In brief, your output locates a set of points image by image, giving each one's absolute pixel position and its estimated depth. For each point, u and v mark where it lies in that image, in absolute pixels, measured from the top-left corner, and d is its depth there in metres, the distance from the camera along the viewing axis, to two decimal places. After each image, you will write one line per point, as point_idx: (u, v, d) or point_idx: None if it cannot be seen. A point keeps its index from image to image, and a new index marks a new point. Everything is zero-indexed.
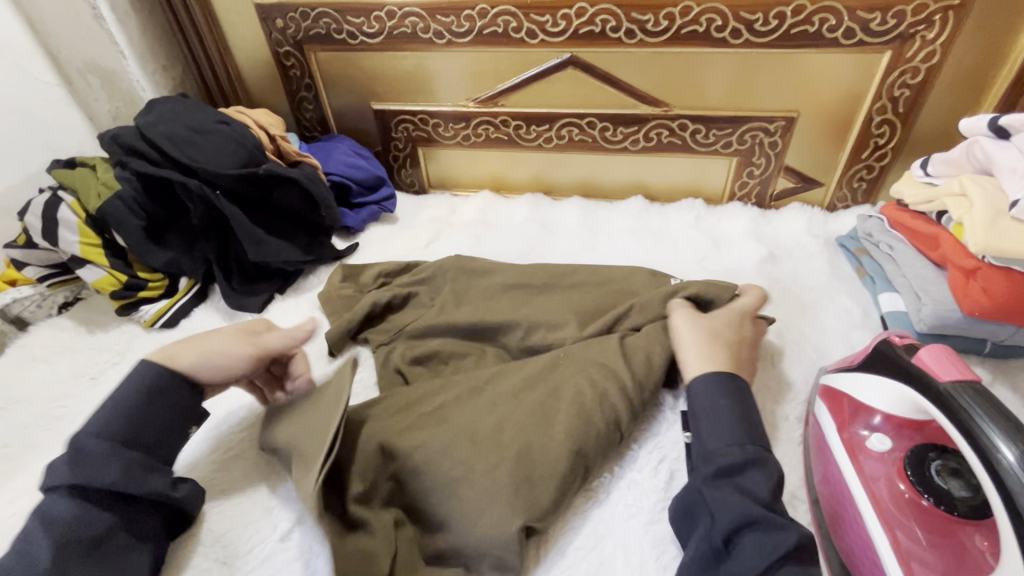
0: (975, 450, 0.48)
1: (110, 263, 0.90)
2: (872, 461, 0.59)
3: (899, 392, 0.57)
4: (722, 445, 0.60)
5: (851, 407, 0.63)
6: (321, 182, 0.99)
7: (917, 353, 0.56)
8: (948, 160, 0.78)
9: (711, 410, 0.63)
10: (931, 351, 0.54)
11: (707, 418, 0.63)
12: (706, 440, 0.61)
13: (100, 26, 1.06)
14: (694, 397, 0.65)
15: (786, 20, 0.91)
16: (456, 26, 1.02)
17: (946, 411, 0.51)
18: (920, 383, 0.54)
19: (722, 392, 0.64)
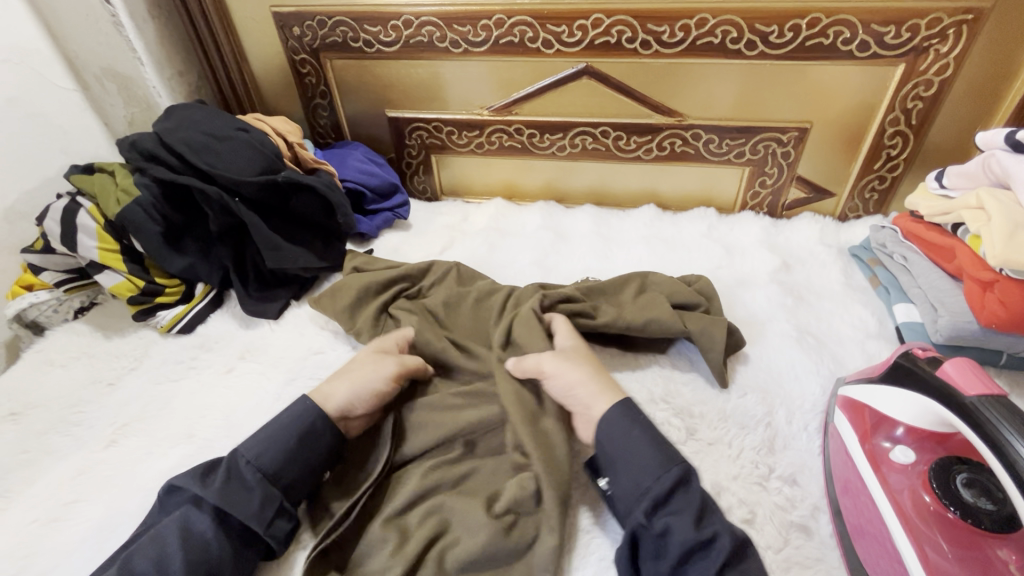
0: (1004, 465, 0.48)
1: (128, 269, 0.91)
2: (896, 474, 0.60)
3: (921, 405, 0.58)
4: (651, 472, 0.59)
5: (874, 419, 0.64)
6: (338, 189, 1.00)
7: (941, 366, 0.57)
8: (965, 173, 0.79)
9: (625, 439, 0.63)
10: (956, 365, 0.55)
11: (619, 450, 0.62)
12: (627, 474, 0.61)
13: (119, 33, 1.08)
14: (603, 437, 0.64)
15: (801, 33, 0.92)
16: (473, 36, 1.03)
17: (972, 425, 0.52)
18: (945, 397, 0.55)
19: (625, 426, 0.63)
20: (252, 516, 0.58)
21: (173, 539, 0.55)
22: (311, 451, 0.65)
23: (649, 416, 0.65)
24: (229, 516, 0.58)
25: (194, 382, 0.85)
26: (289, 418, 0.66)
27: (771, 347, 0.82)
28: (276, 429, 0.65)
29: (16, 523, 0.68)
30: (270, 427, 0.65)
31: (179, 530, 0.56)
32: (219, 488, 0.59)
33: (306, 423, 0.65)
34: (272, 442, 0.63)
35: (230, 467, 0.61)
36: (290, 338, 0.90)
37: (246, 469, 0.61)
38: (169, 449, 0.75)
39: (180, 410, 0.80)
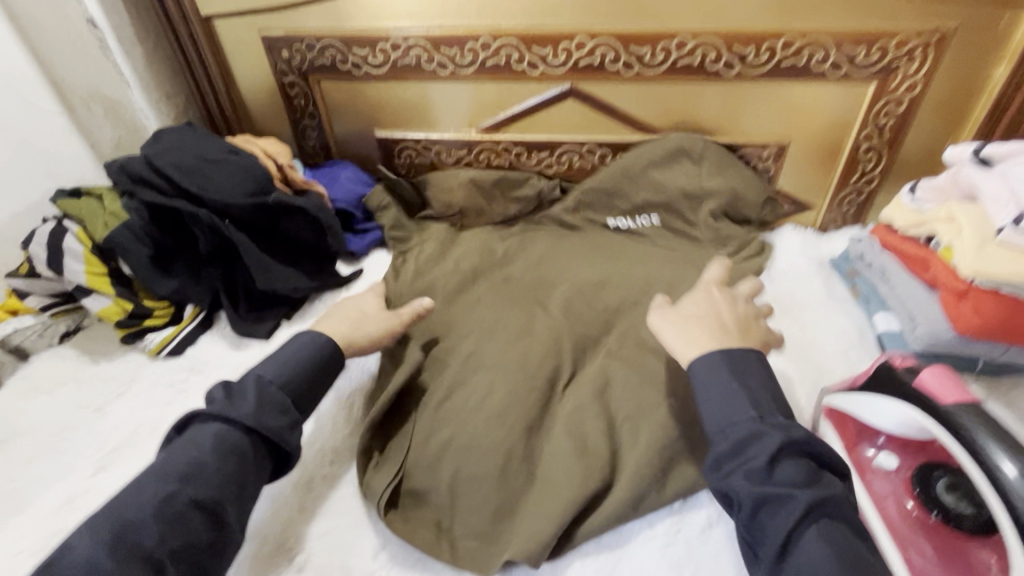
0: (986, 477, 0.49)
1: (116, 291, 0.90)
2: (880, 481, 0.62)
3: (903, 413, 0.59)
4: (726, 423, 0.59)
5: (857, 427, 0.66)
6: (328, 210, 1.00)
7: (919, 375, 0.59)
8: (935, 187, 0.82)
9: (710, 384, 0.62)
10: (933, 373, 0.57)
11: (706, 400, 0.61)
12: (710, 419, 0.60)
13: (107, 57, 1.06)
14: (695, 377, 0.63)
15: (776, 54, 0.95)
16: (460, 58, 1.05)
17: (950, 432, 0.53)
18: (924, 404, 0.57)
19: (717, 379, 0.62)
20: (273, 429, 0.64)
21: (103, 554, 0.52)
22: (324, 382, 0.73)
23: (750, 364, 0.62)
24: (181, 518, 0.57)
25: (184, 406, 0.84)
26: (305, 353, 0.72)
27: None
28: (293, 359, 0.71)
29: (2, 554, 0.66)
30: (279, 356, 0.72)
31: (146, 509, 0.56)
32: (239, 405, 0.64)
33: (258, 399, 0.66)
34: (290, 365, 0.70)
35: (260, 393, 0.66)
36: None
37: (269, 389, 0.67)
38: None
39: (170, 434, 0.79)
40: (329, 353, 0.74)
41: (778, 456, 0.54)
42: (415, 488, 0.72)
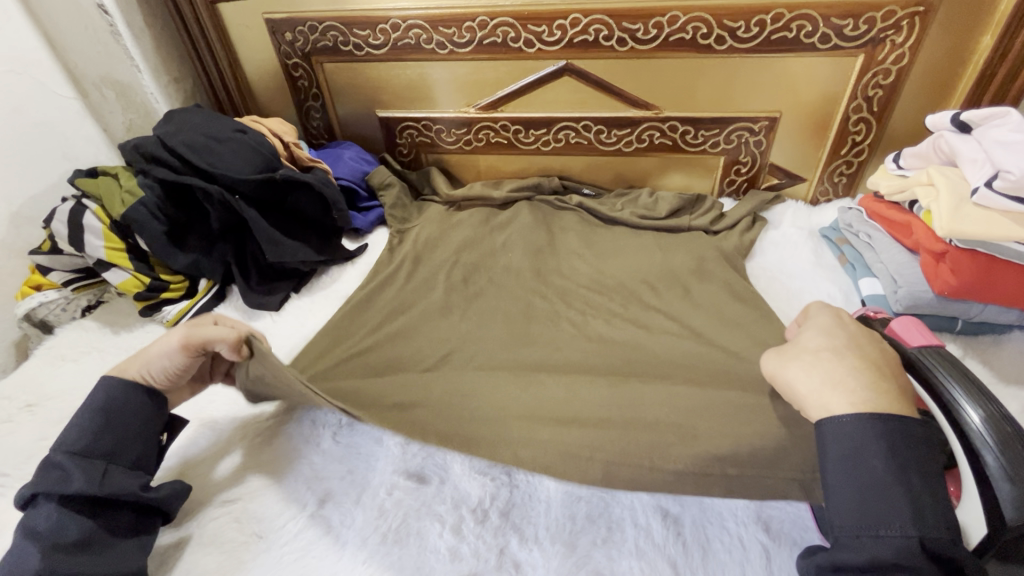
0: (946, 415, 0.53)
1: (134, 266, 0.95)
2: None
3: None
4: (860, 483, 0.50)
5: None
6: (333, 186, 1.04)
7: (889, 326, 0.64)
8: (918, 153, 0.84)
9: (852, 449, 0.52)
10: (901, 322, 0.62)
11: (840, 485, 0.51)
12: (842, 513, 0.50)
13: (116, 41, 1.11)
14: (829, 445, 0.53)
15: (765, 27, 0.98)
16: (458, 37, 1.08)
17: (913, 374, 0.58)
18: (891, 351, 0.61)
19: (867, 449, 0.51)
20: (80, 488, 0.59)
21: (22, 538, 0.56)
22: (127, 416, 0.66)
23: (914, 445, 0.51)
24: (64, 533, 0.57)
25: None
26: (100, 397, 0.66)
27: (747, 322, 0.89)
28: (93, 410, 0.65)
29: None
30: (78, 413, 0.65)
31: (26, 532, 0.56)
32: (34, 482, 0.59)
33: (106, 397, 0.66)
34: (92, 424, 0.64)
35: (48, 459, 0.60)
36: (291, 328, 0.95)
37: (54, 455, 0.61)
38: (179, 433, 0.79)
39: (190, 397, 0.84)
40: (123, 391, 0.67)
41: None
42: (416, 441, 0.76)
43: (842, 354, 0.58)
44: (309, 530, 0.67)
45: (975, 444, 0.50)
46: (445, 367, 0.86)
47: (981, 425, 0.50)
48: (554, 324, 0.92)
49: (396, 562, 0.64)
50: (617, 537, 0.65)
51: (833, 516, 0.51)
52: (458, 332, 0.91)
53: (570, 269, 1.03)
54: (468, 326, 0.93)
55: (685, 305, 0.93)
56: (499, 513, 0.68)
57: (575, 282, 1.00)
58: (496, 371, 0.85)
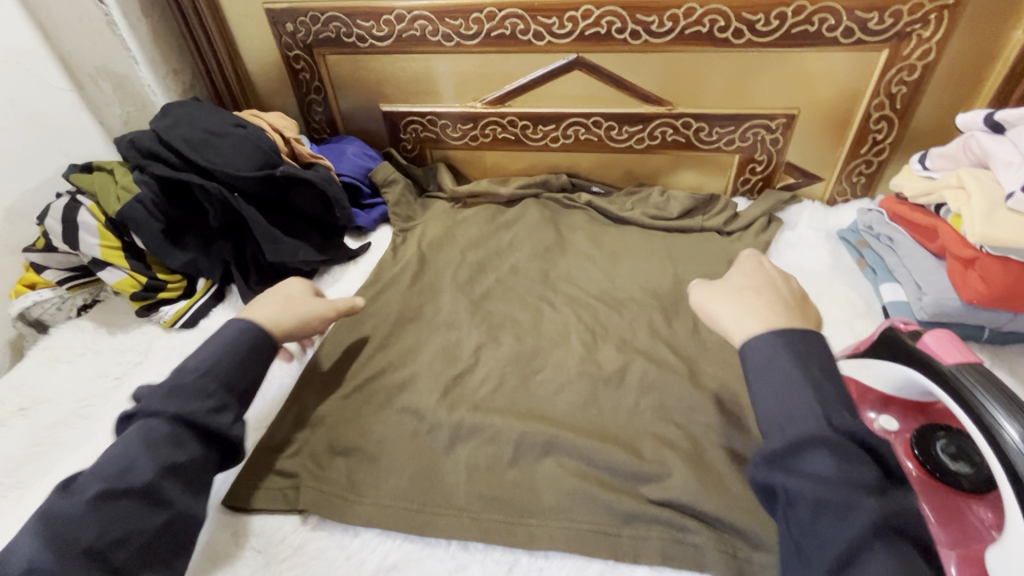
0: (984, 434, 0.50)
1: (130, 265, 0.92)
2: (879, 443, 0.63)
3: (903, 375, 0.60)
4: (784, 415, 0.54)
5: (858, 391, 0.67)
6: (335, 183, 1.00)
7: (921, 338, 0.59)
8: (946, 154, 0.81)
9: (770, 372, 0.57)
10: (935, 337, 0.57)
11: (765, 393, 0.57)
12: (769, 413, 0.56)
13: (112, 32, 1.07)
14: (751, 360, 0.59)
15: (786, 20, 0.94)
16: (465, 29, 1.04)
17: (949, 392, 0.54)
18: (924, 366, 0.57)
19: (785, 363, 0.57)
20: (197, 413, 0.63)
21: (137, 441, 0.60)
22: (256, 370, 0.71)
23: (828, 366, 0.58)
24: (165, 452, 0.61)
25: None
26: (240, 341, 0.71)
27: None
28: (222, 350, 0.70)
29: (31, 512, 0.70)
30: (212, 346, 0.70)
31: (141, 437, 0.61)
32: (164, 399, 0.64)
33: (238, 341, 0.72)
34: (215, 352, 0.70)
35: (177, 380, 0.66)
36: None
37: (188, 378, 0.66)
38: None
39: None
40: (263, 342, 0.73)
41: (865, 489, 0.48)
42: (420, 452, 0.74)
43: (760, 293, 0.66)
44: (310, 544, 0.65)
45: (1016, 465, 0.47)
46: (450, 374, 0.83)
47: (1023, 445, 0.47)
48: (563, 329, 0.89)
49: None
50: (630, 555, 0.62)
51: (762, 416, 0.57)
52: (465, 336, 0.89)
53: (580, 271, 1.00)
54: (477, 331, 0.90)
55: (698, 310, 0.91)
56: (506, 529, 0.65)
57: (584, 285, 0.97)
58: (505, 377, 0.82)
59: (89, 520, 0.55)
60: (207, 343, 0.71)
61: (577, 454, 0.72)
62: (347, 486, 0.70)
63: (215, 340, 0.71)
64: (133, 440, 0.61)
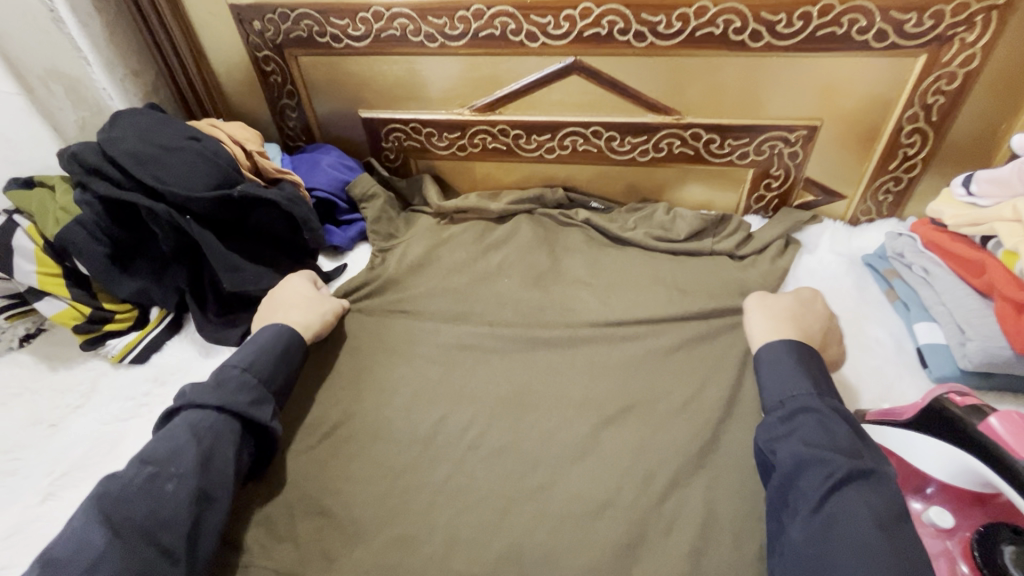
0: None
1: (72, 294, 0.82)
2: (930, 538, 0.56)
3: (961, 462, 0.54)
4: (784, 394, 0.65)
5: (905, 473, 0.60)
6: (304, 202, 0.90)
7: (986, 420, 0.52)
8: (997, 179, 0.70)
9: (778, 367, 0.68)
10: (1004, 421, 0.51)
11: (766, 374, 0.69)
12: (768, 393, 0.67)
13: (59, 29, 0.97)
14: (763, 353, 0.71)
15: (811, 21, 0.83)
16: (449, 29, 0.94)
17: (1018, 487, 0.48)
18: (992, 456, 0.50)
19: (782, 357, 0.69)
20: (240, 406, 0.66)
21: (182, 431, 0.62)
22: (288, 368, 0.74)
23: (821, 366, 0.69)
24: (203, 434, 0.62)
25: (146, 420, 0.77)
26: (278, 339, 0.75)
27: None
28: (272, 347, 0.74)
29: None
30: (255, 344, 0.73)
31: (187, 427, 0.62)
32: (211, 391, 0.66)
33: (283, 343, 0.75)
34: (265, 355, 0.72)
35: (223, 373, 0.68)
36: None
37: (234, 372, 0.69)
38: None
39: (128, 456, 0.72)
40: (295, 342, 0.77)
41: (858, 490, 0.54)
42: (392, 520, 0.66)
43: (782, 320, 0.75)
44: None
45: None
46: (428, 423, 0.74)
47: None
48: (555, 370, 0.80)
49: None
50: None
51: (773, 403, 0.65)
52: (447, 378, 0.80)
53: (575, 300, 0.90)
54: (462, 371, 0.81)
55: (707, 349, 0.81)
56: None
57: (581, 318, 0.87)
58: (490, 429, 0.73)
59: (139, 498, 0.56)
60: (256, 340, 0.74)
61: (570, 526, 0.64)
62: (312, 562, 0.63)
63: (263, 342, 0.74)
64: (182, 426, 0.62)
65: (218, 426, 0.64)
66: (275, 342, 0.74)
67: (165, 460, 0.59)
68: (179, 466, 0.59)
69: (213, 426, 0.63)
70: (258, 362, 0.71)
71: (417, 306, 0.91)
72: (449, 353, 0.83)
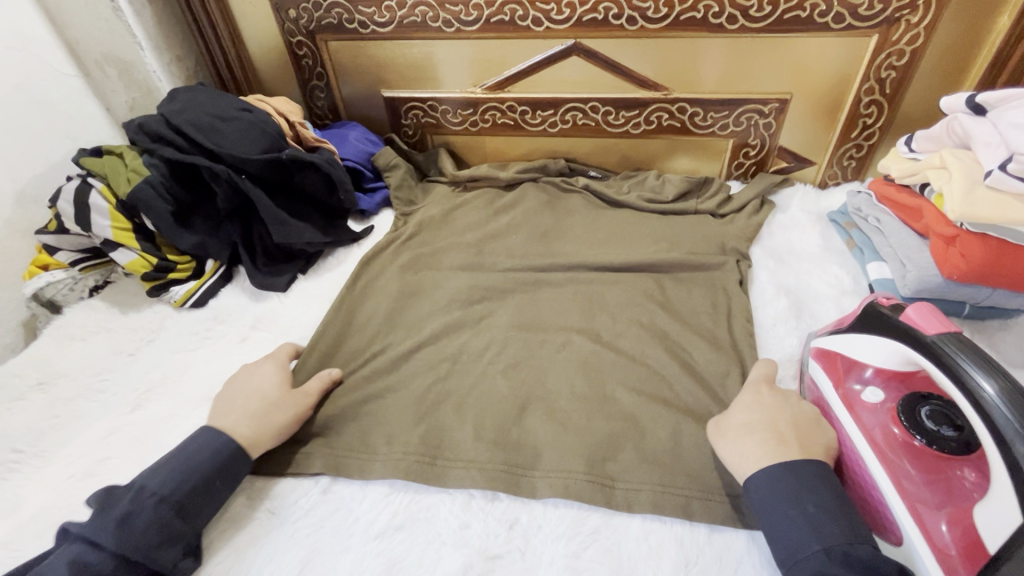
0: (968, 400, 0.51)
1: (141, 246, 0.95)
2: (867, 412, 0.66)
3: (888, 347, 0.63)
4: (790, 550, 0.55)
5: (845, 364, 0.70)
6: (339, 167, 1.03)
7: (904, 312, 0.62)
8: (931, 136, 0.83)
9: (773, 497, 0.58)
10: (917, 309, 0.60)
11: (762, 517, 0.59)
12: (774, 547, 0.57)
13: (118, 18, 1.09)
14: (753, 493, 0.60)
15: (779, 6, 0.96)
16: (465, 15, 1.06)
17: (936, 362, 0.55)
18: (910, 339, 0.59)
19: (784, 494, 0.58)
20: (144, 550, 0.57)
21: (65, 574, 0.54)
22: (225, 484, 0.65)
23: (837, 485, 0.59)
24: None
25: (210, 351, 0.90)
26: (205, 452, 0.66)
27: (760, 306, 0.91)
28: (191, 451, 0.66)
29: (54, 479, 0.73)
30: (173, 457, 0.65)
31: (71, 566, 0.55)
32: (111, 529, 0.57)
33: (211, 458, 0.65)
34: (180, 473, 0.63)
35: (136, 499, 0.60)
36: (298, 309, 0.96)
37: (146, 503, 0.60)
38: (190, 412, 0.80)
39: (198, 377, 0.85)
40: (233, 454, 0.67)
41: None
42: (427, 416, 0.77)
43: (756, 430, 0.64)
44: (322, 505, 0.69)
45: (1001, 425, 0.48)
46: (452, 350, 0.86)
47: (1001, 403, 0.49)
48: (560, 308, 0.92)
49: (408, 536, 0.65)
50: (624, 509, 0.66)
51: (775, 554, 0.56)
52: (467, 315, 0.92)
53: (576, 252, 1.03)
54: (480, 310, 0.93)
55: (692, 290, 0.94)
56: (508, 484, 0.69)
57: (582, 266, 1.00)
58: (506, 353, 0.85)
59: None
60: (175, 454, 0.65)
61: (577, 418, 0.76)
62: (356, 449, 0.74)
63: (187, 454, 0.65)
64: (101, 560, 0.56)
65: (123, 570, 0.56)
66: (200, 454, 0.65)
67: None
68: None
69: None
70: (180, 486, 0.62)
71: (438, 259, 1.04)
72: (468, 296, 0.95)
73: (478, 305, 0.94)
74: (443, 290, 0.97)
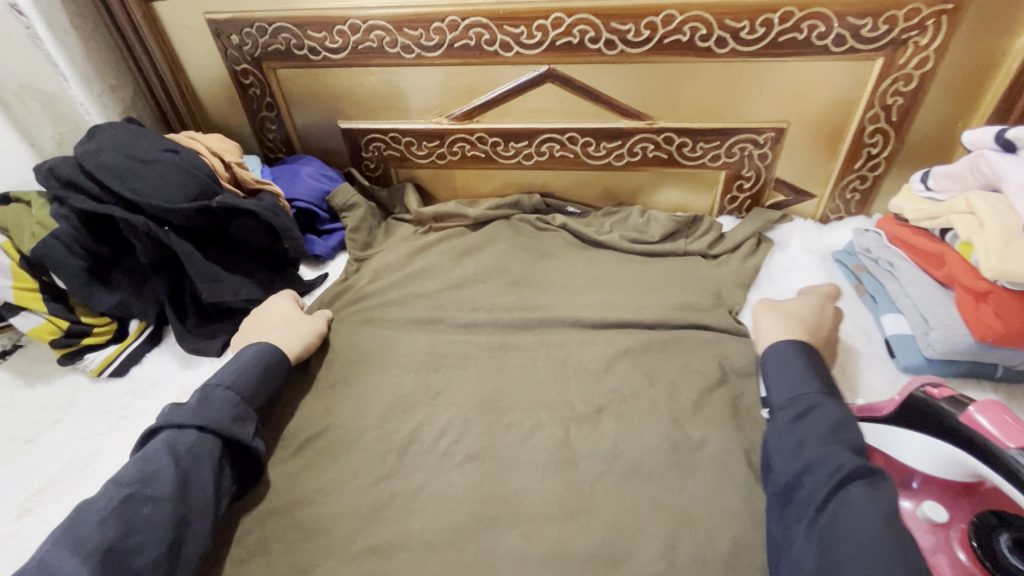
0: None
1: (48, 308, 0.82)
2: (926, 532, 0.57)
3: (951, 456, 0.55)
4: (795, 393, 0.67)
5: (891, 468, 0.62)
6: (282, 213, 0.91)
7: (967, 412, 0.55)
8: (952, 174, 0.73)
9: (786, 368, 0.71)
10: (986, 411, 0.53)
11: (779, 374, 0.71)
12: (783, 387, 0.69)
13: (36, 47, 0.96)
14: (769, 356, 0.73)
15: (773, 28, 0.86)
16: (426, 40, 0.95)
17: (1012, 480, 0.49)
18: (982, 451, 0.52)
19: (791, 362, 0.71)
20: (224, 424, 0.67)
21: (161, 452, 0.62)
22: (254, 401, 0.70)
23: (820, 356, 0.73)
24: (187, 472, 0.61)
25: (124, 434, 0.76)
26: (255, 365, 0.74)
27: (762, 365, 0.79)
28: (239, 365, 0.74)
29: None
30: (237, 362, 0.74)
31: (165, 447, 0.63)
32: (193, 408, 0.67)
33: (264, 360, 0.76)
34: (242, 371, 0.73)
35: (206, 392, 0.69)
36: None
37: (217, 392, 0.70)
38: None
39: (107, 470, 0.72)
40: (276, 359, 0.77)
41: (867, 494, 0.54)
42: (374, 521, 0.66)
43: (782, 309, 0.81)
44: None
45: None
46: (404, 435, 0.74)
47: None
48: (535, 374, 0.81)
49: None
50: None
51: (775, 398, 0.69)
52: (428, 384, 0.81)
53: (554, 302, 0.92)
54: (439, 381, 0.81)
55: (685, 349, 0.83)
56: None
57: (559, 321, 0.88)
58: (470, 435, 0.74)
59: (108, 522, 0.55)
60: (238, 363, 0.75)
61: (546, 527, 0.64)
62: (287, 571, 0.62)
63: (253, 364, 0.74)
64: (130, 469, 0.61)
65: (196, 458, 0.63)
66: (255, 361, 0.75)
67: (143, 484, 0.59)
68: (158, 493, 0.59)
69: (195, 449, 0.64)
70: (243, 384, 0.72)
71: (399, 314, 0.92)
72: (431, 361, 0.84)
73: (440, 372, 0.82)
74: (402, 353, 0.85)
